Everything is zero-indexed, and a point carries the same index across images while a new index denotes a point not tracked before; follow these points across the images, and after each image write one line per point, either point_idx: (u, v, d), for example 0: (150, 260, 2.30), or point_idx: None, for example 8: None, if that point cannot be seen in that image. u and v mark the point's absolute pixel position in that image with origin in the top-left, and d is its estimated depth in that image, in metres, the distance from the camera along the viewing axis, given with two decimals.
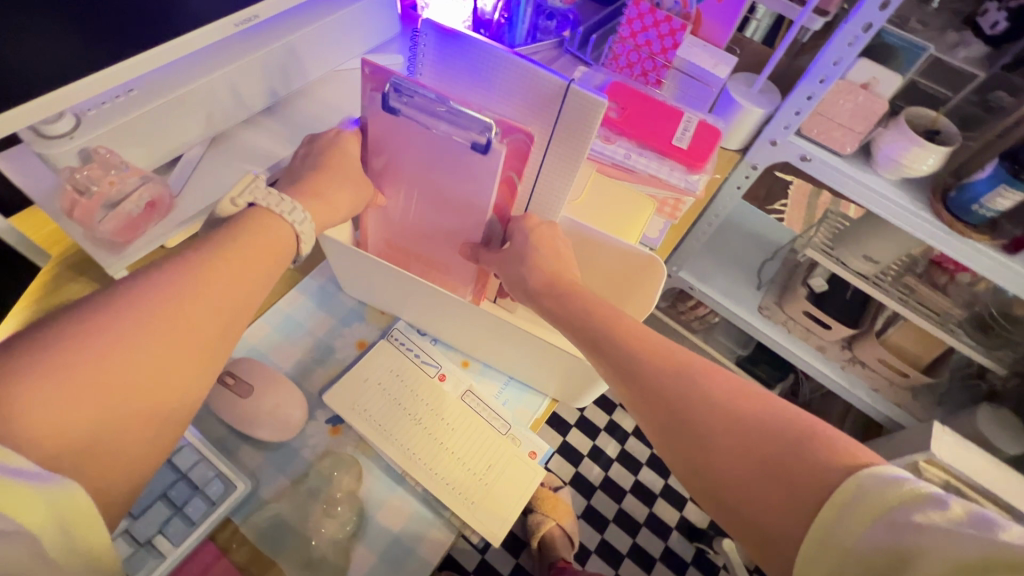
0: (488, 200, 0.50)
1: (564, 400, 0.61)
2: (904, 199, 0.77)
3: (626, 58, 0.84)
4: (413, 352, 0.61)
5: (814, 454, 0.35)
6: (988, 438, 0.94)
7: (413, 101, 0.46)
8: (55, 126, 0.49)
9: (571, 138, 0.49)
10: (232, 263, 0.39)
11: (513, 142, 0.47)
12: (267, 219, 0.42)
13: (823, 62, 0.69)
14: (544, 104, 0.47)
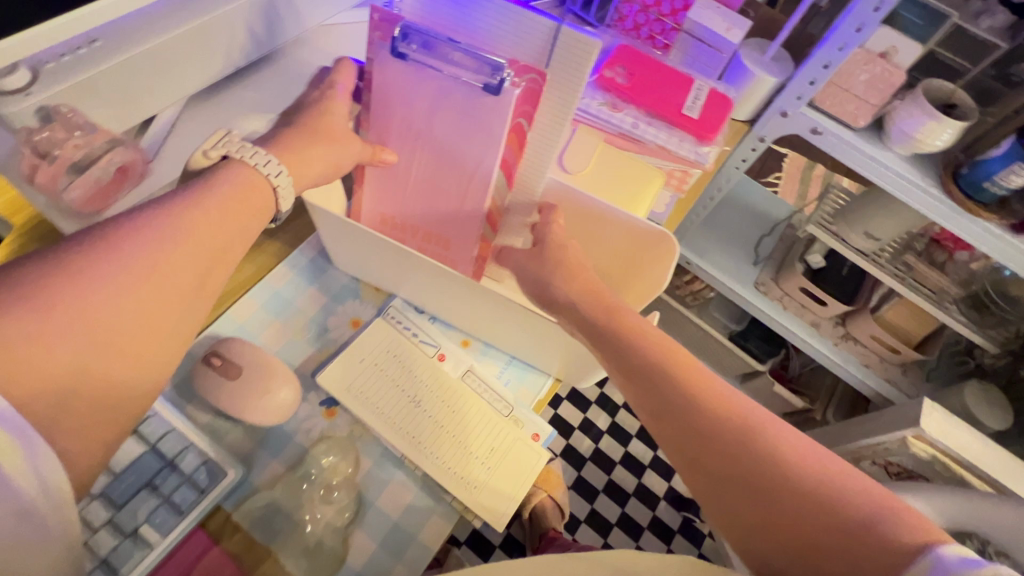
0: (498, 149, 0.47)
1: (569, 380, 0.59)
2: (915, 175, 0.75)
3: (633, 19, 0.78)
4: (409, 330, 0.58)
5: (839, 496, 0.35)
6: (974, 414, 0.96)
7: (422, 49, 0.44)
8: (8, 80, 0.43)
9: (569, 92, 0.44)
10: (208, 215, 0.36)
11: (525, 84, 0.44)
12: (244, 171, 0.39)
13: (845, 28, 0.65)
14: (537, 49, 0.43)
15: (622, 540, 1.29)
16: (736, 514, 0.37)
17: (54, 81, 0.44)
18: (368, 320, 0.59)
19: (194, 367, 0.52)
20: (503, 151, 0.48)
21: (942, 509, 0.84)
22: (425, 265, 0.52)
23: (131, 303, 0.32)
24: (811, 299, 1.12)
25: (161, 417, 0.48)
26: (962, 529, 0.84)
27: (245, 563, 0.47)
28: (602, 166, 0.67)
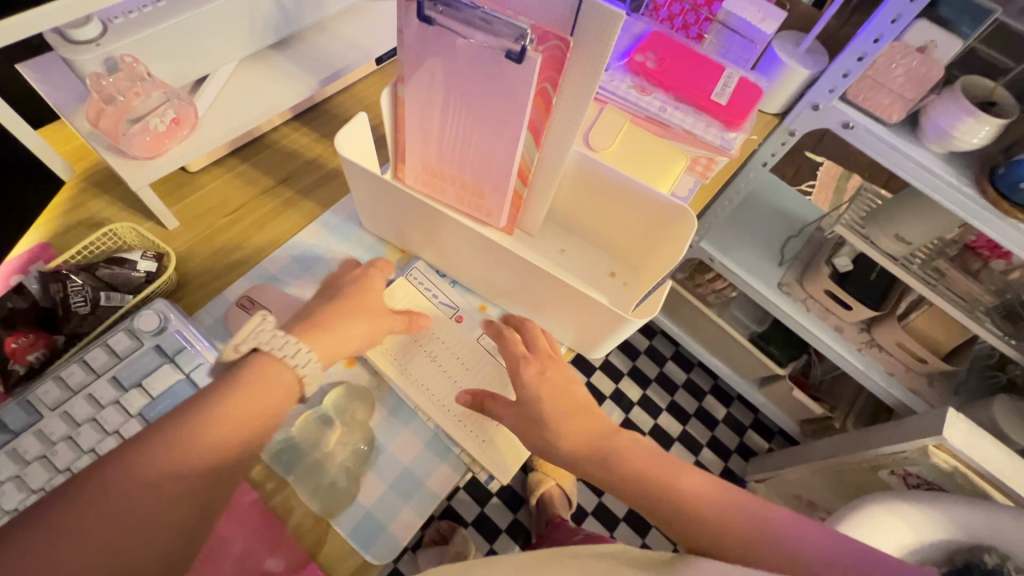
0: (522, 110, 0.49)
1: (580, 349, 0.60)
2: (948, 173, 0.73)
3: (667, 9, 0.79)
4: (431, 292, 0.60)
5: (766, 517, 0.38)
6: (1002, 428, 0.93)
7: (448, 8, 0.44)
8: (82, 30, 0.47)
9: (590, 60, 0.45)
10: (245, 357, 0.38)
11: (548, 49, 0.45)
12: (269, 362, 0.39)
13: (881, 19, 0.65)
14: (561, 16, 0.44)
15: (628, 535, 1.29)
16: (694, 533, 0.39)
17: (120, 34, 0.49)
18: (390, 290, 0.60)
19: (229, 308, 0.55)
20: (530, 113, 0.50)
21: (958, 519, 0.83)
22: (453, 224, 0.55)
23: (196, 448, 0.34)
24: (835, 302, 1.10)
25: (196, 349, 0.51)
26: (979, 543, 0.83)
27: (264, 492, 0.50)
28: (628, 143, 0.68)
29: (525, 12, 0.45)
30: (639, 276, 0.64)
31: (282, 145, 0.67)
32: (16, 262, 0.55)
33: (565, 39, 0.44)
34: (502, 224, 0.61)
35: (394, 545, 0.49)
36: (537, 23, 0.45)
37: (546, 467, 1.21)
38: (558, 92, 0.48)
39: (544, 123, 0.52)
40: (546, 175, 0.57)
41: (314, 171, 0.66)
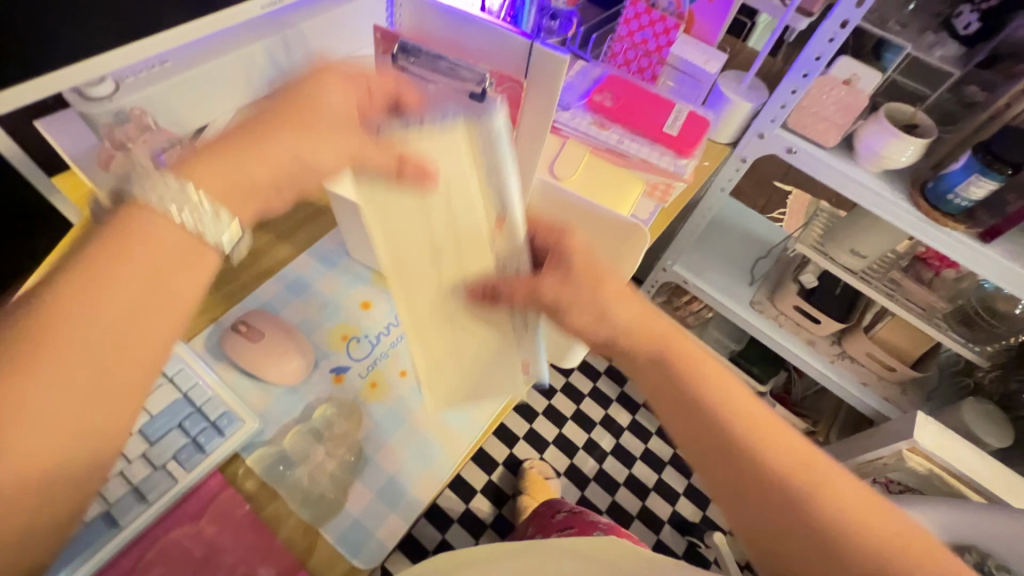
0: None
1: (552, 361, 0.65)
2: (884, 189, 0.81)
3: (623, 56, 0.88)
4: (492, 171, 0.46)
5: (839, 523, 0.38)
6: (971, 430, 0.97)
7: (419, 56, 0.52)
8: (96, 89, 0.54)
9: (542, 97, 0.53)
10: (107, 249, 0.34)
11: (506, 90, 0.53)
12: (139, 215, 0.35)
13: (806, 57, 0.74)
14: (515, 62, 0.51)
15: None
16: (745, 517, 0.40)
17: (133, 91, 0.56)
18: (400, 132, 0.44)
19: (223, 333, 0.59)
20: None
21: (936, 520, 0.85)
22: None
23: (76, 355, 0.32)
24: (805, 317, 1.15)
25: (193, 370, 0.55)
26: (960, 543, 0.85)
27: (258, 503, 0.53)
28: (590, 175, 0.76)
29: (485, 61, 0.53)
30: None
31: None
32: None
33: (519, 81, 0.52)
34: None
35: (381, 549, 0.52)
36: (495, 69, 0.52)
37: (532, 489, 1.27)
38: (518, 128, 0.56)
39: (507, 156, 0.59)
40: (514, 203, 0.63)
41: (304, 209, 0.72)
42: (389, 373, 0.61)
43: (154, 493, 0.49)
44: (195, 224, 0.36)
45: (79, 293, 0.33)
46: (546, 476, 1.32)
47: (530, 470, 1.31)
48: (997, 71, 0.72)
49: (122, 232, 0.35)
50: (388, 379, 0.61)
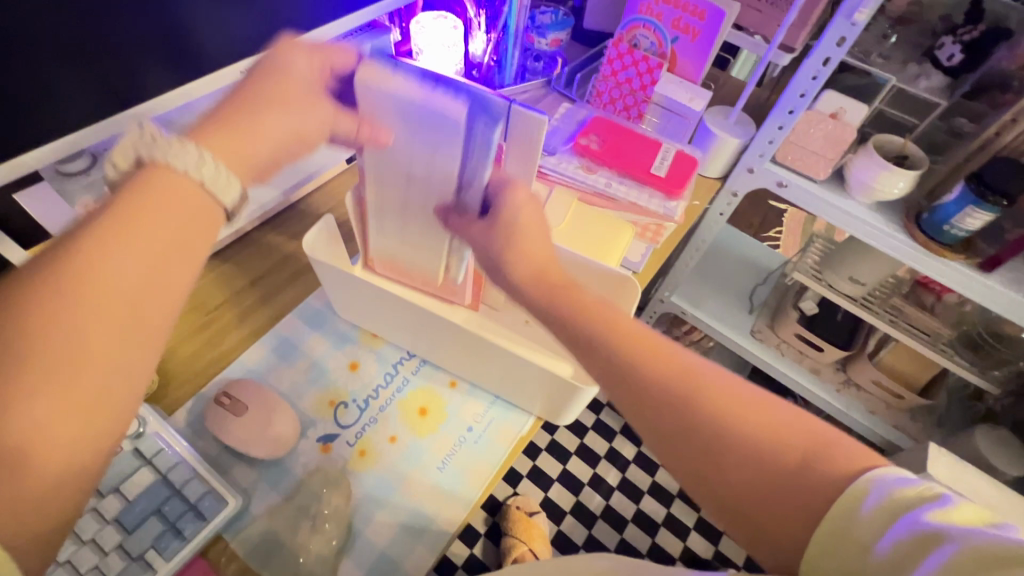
0: None
1: (548, 417, 0.62)
2: (879, 220, 0.79)
3: (608, 95, 0.88)
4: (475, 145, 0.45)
5: (814, 470, 0.36)
6: (986, 458, 0.94)
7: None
8: (74, 164, 0.57)
9: (523, 153, 0.52)
10: (139, 213, 0.30)
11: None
12: (163, 175, 0.32)
13: (790, 94, 0.73)
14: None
15: None
16: (720, 488, 0.37)
17: None
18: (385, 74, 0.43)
19: (206, 405, 0.57)
20: None
21: None
22: (414, 313, 0.58)
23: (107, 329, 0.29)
24: (808, 344, 1.12)
25: (173, 449, 0.53)
26: None
27: None
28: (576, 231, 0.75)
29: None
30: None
31: (261, 244, 0.72)
32: None
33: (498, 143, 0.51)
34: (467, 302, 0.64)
35: None
36: None
37: (518, 530, 1.20)
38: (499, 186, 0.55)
39: None
40: None
41: (289, 267, 0.71)
42: (379, 439, 0.59)
43: None
44: (209, 180, 0.33)
45: (104, 249, 0.29)
46: (530, 513, 1.26)
47: (517, 509, 1.25)
48: (984, 101, 0.72)
49: (142, 194, 0.31)
50: (378, 445, 0.59)
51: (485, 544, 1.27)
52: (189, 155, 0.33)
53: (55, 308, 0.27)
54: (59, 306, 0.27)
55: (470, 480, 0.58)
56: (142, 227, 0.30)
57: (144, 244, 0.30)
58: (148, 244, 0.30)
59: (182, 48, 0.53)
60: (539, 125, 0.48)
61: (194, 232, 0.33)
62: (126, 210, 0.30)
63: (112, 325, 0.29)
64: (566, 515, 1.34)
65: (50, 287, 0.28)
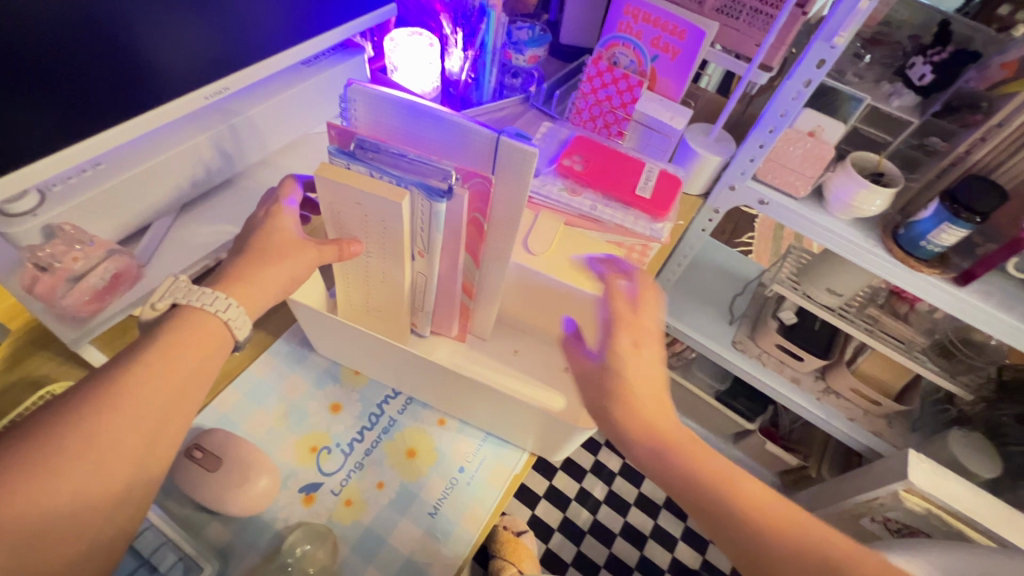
0: (457, 238, 0.52)
1: (542, 453, 0.60)
2: (858, 237, 0.80)
3: (589, 112, 0.87)
4: (423, 225, 0.49)
5: None
6: (961, 462, 0.96)
7: (379, 152, 0.47)
8: (19, 204, 0.49)
9: (511, 188, 0.49)
10: (150, 359, 0.39)
11: (474, 186, 0.49)
12: (193, 315, 0.42)
13: (771, 114, 0.74)
14: (482, 156, 0.47)
15: None
16: None
17: (58, 203, 0.50)
18: (344, 167, 0.46)
19: (177, 460, 0.53)
20: (466, 240, 0.54)
21: None
22: (397, 354, 0.55)
23: (91, 453, 0.35)
24: (787, 354, 1.14)
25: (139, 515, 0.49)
26: None
27: None
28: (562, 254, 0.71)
29: (449, 155, 0.48)
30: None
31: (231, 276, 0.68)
32: None
33: (487, 177, 0.48)
34: (455, 333, 0.64)
35: None
36: (459, 163, 0.48)
37: (506, 551, 1.17)
38: (489, 219, 0.52)
39: (480, 246, 0.56)
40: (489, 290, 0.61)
41: None
42: (365, 486, 0.56)
43: None
44: (230, 322, 0.43)
45: (143, 372, 0.38)
46: (518, 532, 1.24)
47: (504, 529, 1.22)
48: (954, 120, 0.74)
49: (177, 330, 0.41)
50: (365, 493, 0.56)
51: (473, 568, 1.24)
52: (212, 299, 0.43)
53: (100, 421, 0.36)
54: (104, 416, 0.36)
55: (464, 526, 0.55)
56: (169, 355, 0.40)
57: (177, 365, 0.40)
58: (160, 380, 0.39)
59: (141, 73, 0.50)
60: (530, 158, 0.46)
61: (216, 353, 0.43)
62: (163, 343, 0.40)
63: (142, 427, 0.37)
64: (554, 532, 1.32)
65: (88, 408, 0.36)
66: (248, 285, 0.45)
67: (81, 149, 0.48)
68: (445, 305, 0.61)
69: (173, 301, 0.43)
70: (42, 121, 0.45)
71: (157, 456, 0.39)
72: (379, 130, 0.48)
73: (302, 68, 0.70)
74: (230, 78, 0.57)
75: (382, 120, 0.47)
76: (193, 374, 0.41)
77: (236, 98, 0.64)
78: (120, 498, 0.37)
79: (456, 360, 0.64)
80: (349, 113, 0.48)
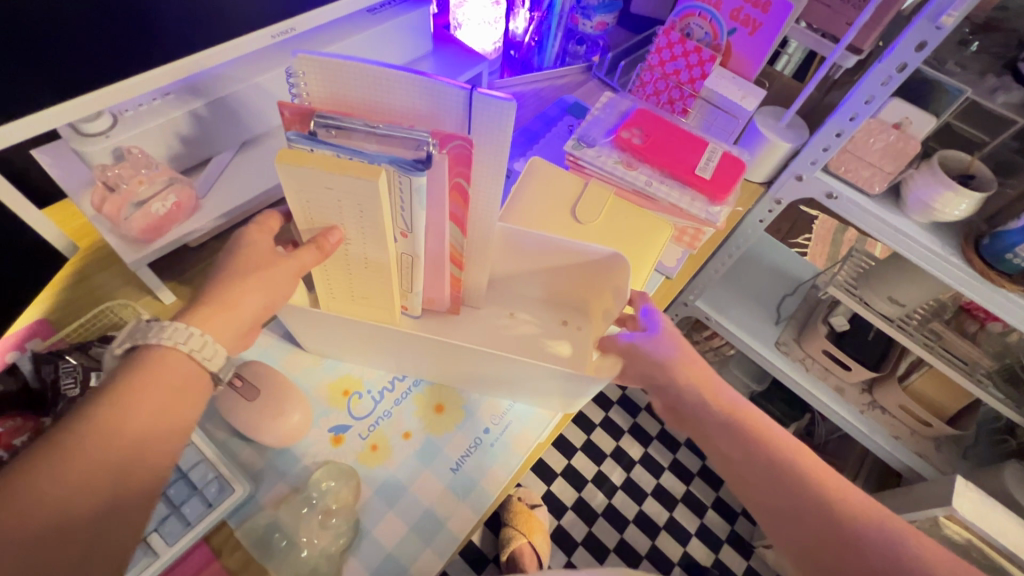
0: (441, 204, 0.50)
1: (568, 409, 0.60)
2: (933, 243, 0.74)
3: (653, 86, 0.84)
4: (402, 204, 0.47)
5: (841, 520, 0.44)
6: (1014, 498, 0.89)
7: (343, 129, 0.44)
8: (93, 125, 0.51)
9: (492, 144, 0.47)
10: (114, 400, 0.36)
11: (453, 150, 0.46)
12: (154, 353, 0.39)
13: (854, 99, 0.68)
14: (455, 117, 0.46)
15: None
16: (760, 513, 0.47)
17: (130, 127, 0.53)
18: (307, 151, 0.43)
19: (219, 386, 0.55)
20: (449, 207, 0.50)
21: None
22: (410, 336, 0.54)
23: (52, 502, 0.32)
24: (833, 362, 1.09)
25: None
26: None
27: None
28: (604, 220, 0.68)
29: (421, 121, 0.46)
30: (591, 320, 0.65)
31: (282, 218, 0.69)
32: (12, 339, 0.55)
33: (468, 138, 0.45)
34: (446, 303, 0.61)
35: None
36: (436, 128, 0.45)
37: (518, 521, 1.19)
38: (472, 183, 0.49)
39: (465, 215, 0.52)
40: (478, 254, 0.58)
41: None
42: (392, 434, 0.57)
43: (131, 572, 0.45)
44: (200, 352, 0.40)
45: (103, 416, 0.36)
46: (531, 504, 1.25)
47: (518, 500, 1.24)
48: None
49: (141, 371, 0.38)
50: (390, 441, 0.57)
51: (483, 532, 1.26)
52: (185, 336, 0.40)
53: (65, 456, 0.34)
54: (61, 460, 0.33)
55: (485, 485, 0.56)
56: (135, 393, 0.37)
57: (143, 406, 0.37)
58: (124, 421, 0.36)
59: (217, 5, 0.50)
60: (507, 112, 0.45)
61: (190, 390, 0.40)
62: (127, 387, 0.37)
63: (105, 470, 0.35)
64: (567, 510, 1.33)
65: (43, 455, 0.33)
66: (224, 309, 0.43)
67: (151, 75, 0.49)
68: (433, 277, 0.58)
69: (131, 343, 0.40)
70: (120, 45, 0.46)
71: (190, 404, 0.40)
72: (337, 102, 0.46)
73: (367, 16, 0.69)
74: (298, 18, 0.57)
75: (342, 89, 0.45)
76: (162, 412, 0.38)
77: (302, 41, 0.64)
78: (165, 414, 0.38)
79: (457, 331, 0.62)
80: (298, 89, 0.45)
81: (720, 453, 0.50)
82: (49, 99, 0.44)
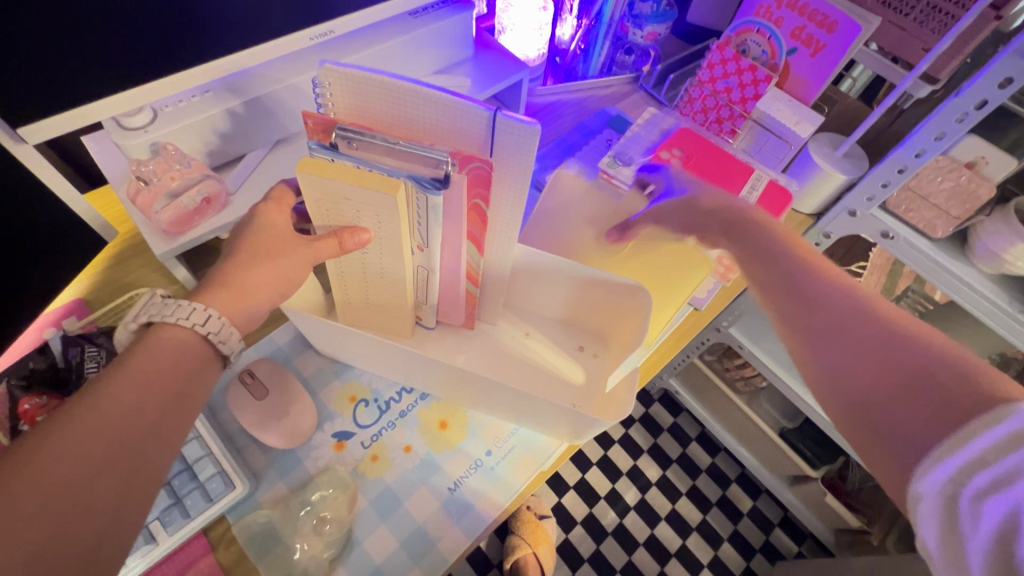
0: (457, 224, 0.49)
1: (574, 439, 0.58)
2: (1000, 297, 0.67)
3: (701, 102, 0.80)
4: (420, 219, 0.46)
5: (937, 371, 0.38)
6: None
7: (364, 141, 0.43)
8: (133, 119, 0.52)
9: (515, 166, 0.46)
10: (127, 377, 0.36)
11: (473, 170, 0.45)
12: (169, 333, 0.39)
13: (921, 134, 0.62)
14: (478, 138, 0.45)
15: None
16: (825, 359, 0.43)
17: (167, 123, 0.54)
18: (327, 161, 0.43)
19: (231, 382, 0.56)
20: (466, 227, 0.50)
21: None
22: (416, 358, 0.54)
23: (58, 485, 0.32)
24: None
25: None
26: None
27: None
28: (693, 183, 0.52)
29: (443, 139, 0.45)
30: (608, 347, 0.62)
31: None
32: (54, 315, 0.59)
33: (489, 160, 0.44)
34: (461, 320, 0.60)
35: None
36: (459, 148, 0.45)
37: (524, 530, 1.18)
38: (491, 204, 0.49)
39: (484, 233, 0.52)
40: (496, 276, 0.57)
41: None
42: (393, 446, 0.57)
43: (132, 557, 0.46)
44: (216, 335, 0.40)
45: (115, 394, 0.36)
46: (540, 515, 1.24)
47: (527, 509, 1.23)
48: None
49: (158, 352, 0.38)
50: (391, 453, 0.57)
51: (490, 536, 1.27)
52: (188, 311, 0.40)
53: (71, 434, 0.33)
54: (71, 438, 0.33)
55: (481, 508, 0.55)
56: (146, 373, 0.37)
57: (155, 385, 0.37)
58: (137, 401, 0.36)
59: (256, 8, 0.50)
60: (531, 136, 0.43)
61: (202, 371, 0.41)
62: (139, 367, 0.37)
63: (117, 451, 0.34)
64: (576, 525, 1.31)
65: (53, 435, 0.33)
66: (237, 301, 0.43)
67: (187, 75, 0.49)
68: (449, 294, 0.57)
69: (145, 322, 0.40)
70: (158, 47, 0.46)
71: (200, 401, 0.40)
72: (361, 115, 0.45)
73: (408, 19, 0.68)
74: (336, 22, 0.57)
75: (367, 104, 0.44)
76: (177, 394, 0.38)
77: (342, 42, 0.64)
78: (179, 397, 0.38)
79: (470, 348, 0.61)
80: (324, 100, 0.44)
81: (775, 302, 0.48)
82: (88, 95, 0.45)
